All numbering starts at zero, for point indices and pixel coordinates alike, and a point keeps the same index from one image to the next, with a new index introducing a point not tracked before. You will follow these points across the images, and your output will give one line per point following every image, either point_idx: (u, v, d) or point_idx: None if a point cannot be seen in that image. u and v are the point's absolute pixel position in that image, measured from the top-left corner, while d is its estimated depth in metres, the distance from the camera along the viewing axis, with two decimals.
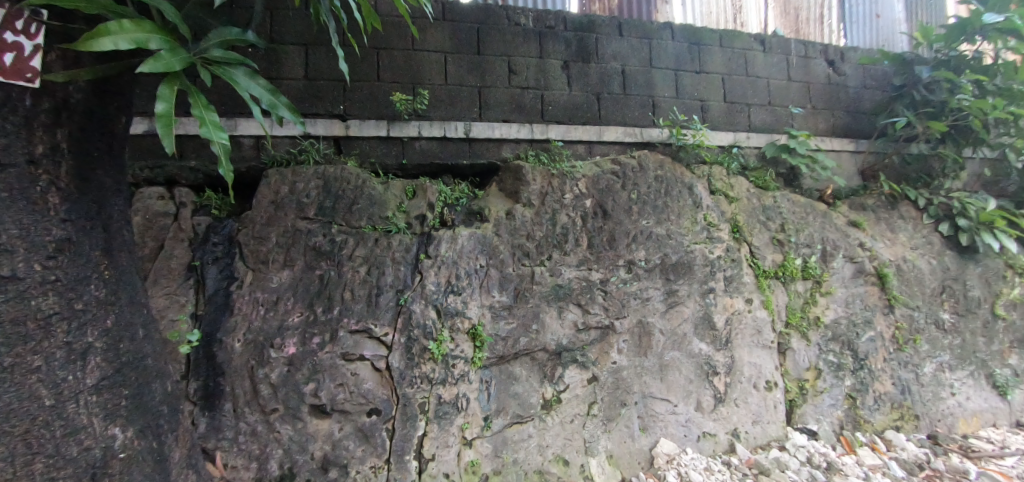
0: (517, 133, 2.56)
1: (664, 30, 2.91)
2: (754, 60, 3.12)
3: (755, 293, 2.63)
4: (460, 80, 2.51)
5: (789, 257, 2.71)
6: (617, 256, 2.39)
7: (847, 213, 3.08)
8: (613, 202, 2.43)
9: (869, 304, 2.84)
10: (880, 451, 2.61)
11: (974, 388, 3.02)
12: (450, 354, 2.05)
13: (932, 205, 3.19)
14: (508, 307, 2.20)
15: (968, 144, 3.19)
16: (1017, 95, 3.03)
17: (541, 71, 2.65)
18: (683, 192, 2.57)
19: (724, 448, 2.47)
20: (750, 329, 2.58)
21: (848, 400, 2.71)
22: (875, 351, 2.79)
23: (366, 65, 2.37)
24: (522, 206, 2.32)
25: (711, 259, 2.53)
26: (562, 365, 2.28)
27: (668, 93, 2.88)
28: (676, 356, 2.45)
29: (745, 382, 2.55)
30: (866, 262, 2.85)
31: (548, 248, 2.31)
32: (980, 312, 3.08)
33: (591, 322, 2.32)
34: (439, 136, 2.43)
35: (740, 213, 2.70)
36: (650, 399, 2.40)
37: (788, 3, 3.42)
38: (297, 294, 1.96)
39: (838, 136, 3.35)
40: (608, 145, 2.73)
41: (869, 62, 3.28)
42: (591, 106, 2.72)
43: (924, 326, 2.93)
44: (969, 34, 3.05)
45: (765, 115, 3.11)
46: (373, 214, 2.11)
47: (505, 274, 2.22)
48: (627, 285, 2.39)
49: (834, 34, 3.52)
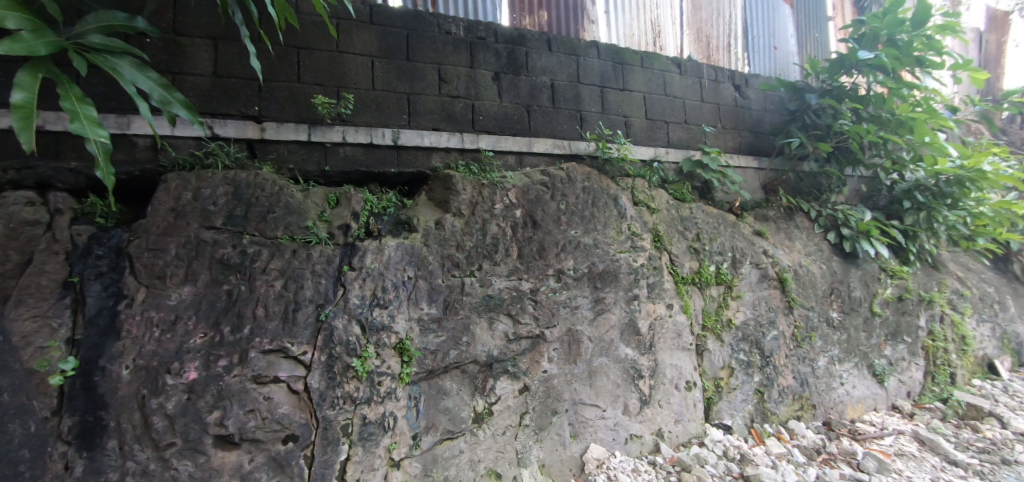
0: (448, 142, 2.52)
1: (591, 48, 3.02)
2: (671, 81, 3.33)
3: (675, 298, 2.77)
4: (388, 86, 2.43)
5: (704, 264, 2.89)
6: (546, 266, 2.42)
7: (752, 223, 3.35)
8: (542, 212, 2.46)
9: (772, 306, 3.10)
10: (784, 440, 2.84)
11: (859, 377, 3.40)
12: (375, 371, 1.95)
13: (822, 217, 3.57)
14: (437, 320, 2.14)
15: (848, 164, 3.61)
16: (885, 122, 3.46)
17: (472, 81, 2.64)
18: (609, 203, 2.66)
19: (650, 449, 2.56)
20: (671, 333, 2.71)
21: (757, 395, 2.93)
22: (778, 349, 3.05)
23: (284, 66, 2.23)
24: (451, 216, 2.28)
25: (635, 267, 2.64)
26: (494, 376, 2.25)
27: (594, 108, 2.98)
28: (604, 362, 2.51)
29: (667, 383, 2.66)
30: (768, 268, 3.12)
31: (478, 258, 2.28)
32: (861, 310, 3.47)
33: (522, 332, 2.32)
34: (365, 142, 2.33)
35: (660, 223, 2.85)
36: (580, 406, 2.44)
37: (701, 30, 3.69)
38: (200, 312, 1.77)
39: (745, 154, 3.65)
40: (538, 156, 2.77)
41: (769, 88, 3.62)
42: (521, 117, 2.75)
43: (817, 325, 3.24)
44: (847, 68, 3.46)
45: (681, 132, 3.32)
46: (291, 224, 1.96)
47: (435, 286, 2.16)
48: (556, 294, 2.42)
49: (740, 61, 3.85)
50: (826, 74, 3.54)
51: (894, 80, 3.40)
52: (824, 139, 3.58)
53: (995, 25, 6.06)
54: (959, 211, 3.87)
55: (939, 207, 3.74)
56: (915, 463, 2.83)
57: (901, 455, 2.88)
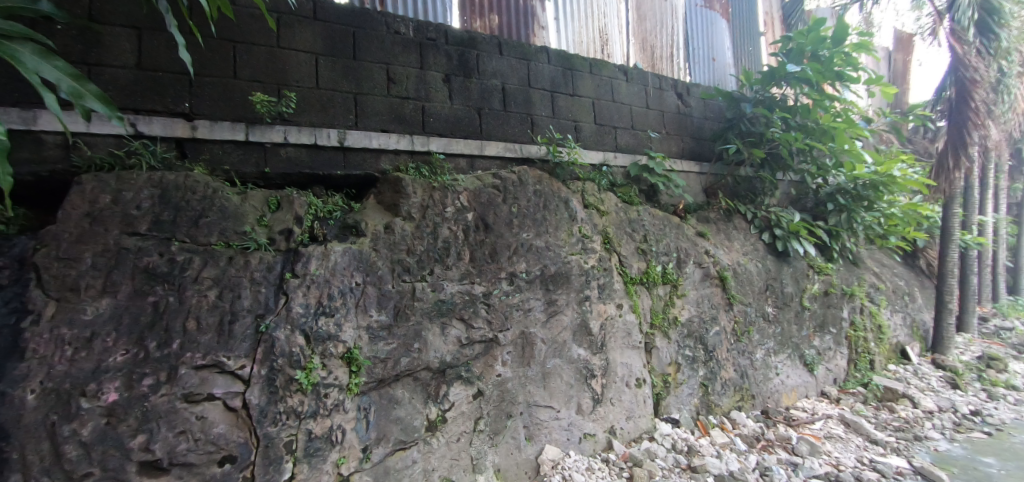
0: (397, 144, 2.46)
1: (541, 53, 3.04)
2: (618, 88, 3.42)
3: (624, 298, 2.83)
4: (333, 85, 2.34)
5: (651, 265, 2.98)
6: (499, 269, 2.41)
7: (695, 225, 3.50)
8: (494, 215, 2.45)
9: (714, 303, 3.24)
10: (727, 430, 2.98)
11: (792, 367, 3.62)
12: (321, 383, 1.86)
13: (757, 218, 3.78)
14: (387, 327, 2.08)
15: (779, 169, 3.84)
16: (811, 130, 3.70)
17: (422, 82, 2.59)
18: (560, 206, 2.69)
19: (603, 446, 2.60)
20: (621, 332, 2.77)
21: (702, 388, 3.05)
22: (720, 343, 3.19)
23: (218, 60, 2.08)
24: (401, 220, 2.22)
25: (586, 269, 2.68)
26: (447, 383, 2.21)
27: (545, 112, 3.01)
28: (557, 363, 2.52)
29: (618, 381, 2.72)
30: (710, 267, 3.26)
31: (429, 262, 2.24)
32: (793, 305, 3.71)
33: (475, 337, 2.29)
34: (308, 143, 2.22)
35: (610, 225, 2.91)
36: (534, 408, 2.44)
37: (646, 40, 3.82)
38: (121, 327, 1.61)
39: (687, 159, 3.81)
40: (489, 159, 2.76)
41: (708, 96, 3.80)
42: (473, 120, 2.72)
43: (754, 319, 3.43)
44: (777, 79, 3.70)
45: (628, 137, 3.41)
46: (227, 229, 1.85)
47: (384, 292, 2.09)
48: (509, 297, 2.41)
49: (682, 70, 4.02)
50: (758, 85, 3.78)
51: (818, 92, 3.66)
52: (758, 145, 3.81)
53: (901, 45, 6.68)
54: (874, 212, 4.23)
55: (858, 208, 4.07)
56: (842, 444, 3.05)
57: (830, 438, 3.09)
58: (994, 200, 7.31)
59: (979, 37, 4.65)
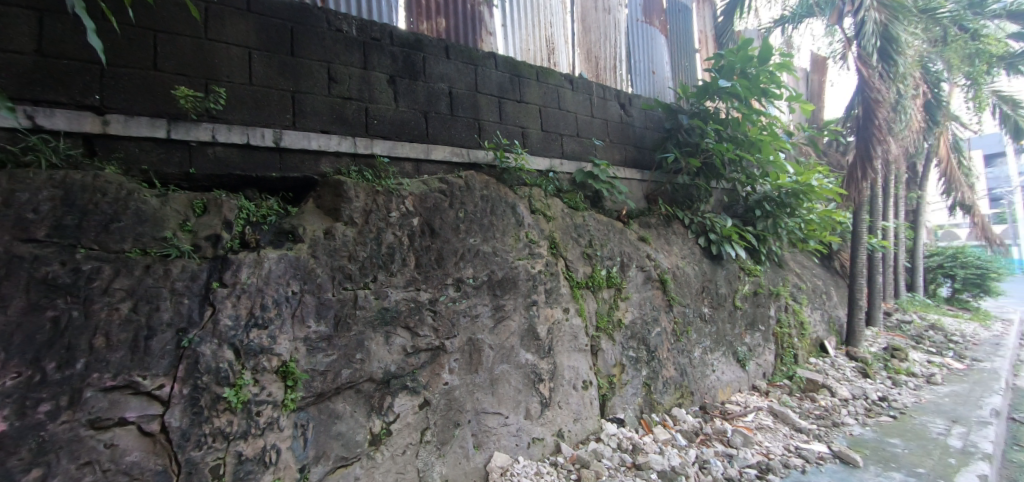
0: (338, 146, 2.35)
1: (489, 58, 3.04)
2: (564, 96, 3.47)
3: (571, 302, 2.86)
4: (268, 82, 2.21)
5: (596, 269, 3.04)
6: (445, 275, 2.36)
7: (637, 230, 3.61)
8: (440, 221, 2.40)
9: (656, 305, 3.35)
10: (669, 427, 3.08)
11: (727, 364, 3.81)
12: (253, 400, 1.74)
13: (694, 223, 3.97)
14: (327, 338, 1.97)
15: (713, 177, 4.06)
16: (740, 142, 3.93)
17: (365, 83, 2.50)
18: (507, 212, 2.68)
19: (551, 450, 2.61)
20: (568, 336, 2.80)
21: (645, 388, 3.15)
22: (661, 344, 3.31)
23: (137, 50, 1.91)
24: (343, 225, 2.12)
25: (533, 274, 2.68)
26: (392, 393, 2.13)
27: (492, 117, 3.01)
28: (505, 368, 2.51)
29: (566, 384, 2.74)
30: (651, 271, 3.38)
31: (372, 269, 2.15)
32: (726, 305, 3.91)
33: (421, 345, 2.23)
34: (240, 143, 2.08)
35: (556, 230, 2.94)
36: (482, 415, 2.40)
37: (591, 50, 3.92)
38: (11, 348, 1.40)
39: (629, 167, 3.93)
40: (436, 164, 2.71)
41: (649, 107, 3.96)
42: (419, 123, 2.67)
43: (692, 319, 3.58)
44: (710, 94, 3.91)
45: (574, 144, 3.47)
46: (143, 235, 1.68)
47: (324, 301, 1.99)
48: (456, 303, 2.37)
49: (624, 82, 4.16)
50: (694, 98, 3.98)
51: (746, 107, 3.85)
52: (694, 155, 4.01)
53: (817, 66, 7.28)
54: (797, 218, 4.56)
55: (781, 215, 4.38)
56: (771, 434, 3.24)
57: (761, 429, 3.28)
58: (894, 207, 8.13)
59: (881, 62, 5.14)
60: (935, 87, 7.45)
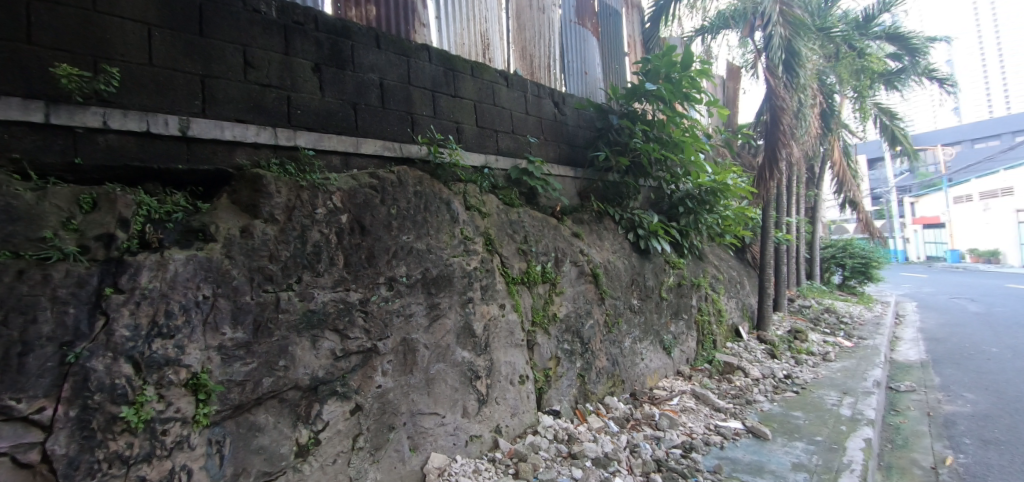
0: (257, 137, 2.17)
1: (422, 50, 2.95)
2: (499, 92, 3.46)
3: (507, 298, 2.85)
4: (173, 64, 1.99)
5: (531, 265, 3.06)
6: (377, 274, 2.27)
7: (571, 226, 3.68)
8: (370, 217, 2.30)
9: (588, 299, 3.44)
10: (602, 415, 3.19)
11: (654, 352, 4.01)
12: (157, 418, 1.57)
13: (623, 219, 4.12)
14: (245, 345, 1.83)
15: (640, 175, 4.24)
16: (665, 142, 4.12)
17: (286, 70, 2.33)
18: (442, 208, 2.62)
19: (488, 446, 2.60)
20: (504, 332, 2.79)
21: (579, 379, 3.23)
22: (594, 336, 3.40)
23: (5, 18, 1.64)
24: (262, 222, 1.97)
25: (469, 271, 2.64)
26: (320, 400, 2.01)
27: (426, 111, 2.93)
28: (441, 368, 2.45)
29: (503, 380, 2.74)
30: (584, 266, 3.46)
31: (297, 269, 2.02)
32: (653, 296, 4.11)
33: (351, 348, 2.12)
34: (138, 130, 1.86)
35: (491, 227, 2.92)
36: (418, 416, 2.34)
37: (525, 48, 3.93)
38: None
39: (563, 164, 4.00)
40: (366, 158, 2.59)
41: (582, 107, 4.05)
42: (347, 115, 2.54)
43: (623, 311, 3.72)
44: (638, 96, 4.06)
45: (508, 141, 3.47)
46: (15, 234, 1.45)
47: (240, 305, 1.83)
48: (389, 303, 2.28)
49: (558, 80, 4.22)
50: (623, 99, 4.12)
51: (670, 110, 4.03)
52: (624, 154, 4.15)
53: (732, 74, 7.83)
54: (715, 214, 4.88)
55: (701, 211, 4.67)
56: (694, 415, 3.45)
57: (685, 411, 3.48)
58: (796, 204, 8.96)
59: (786, 73, 5.61)
60: (829, 97, 8.28)
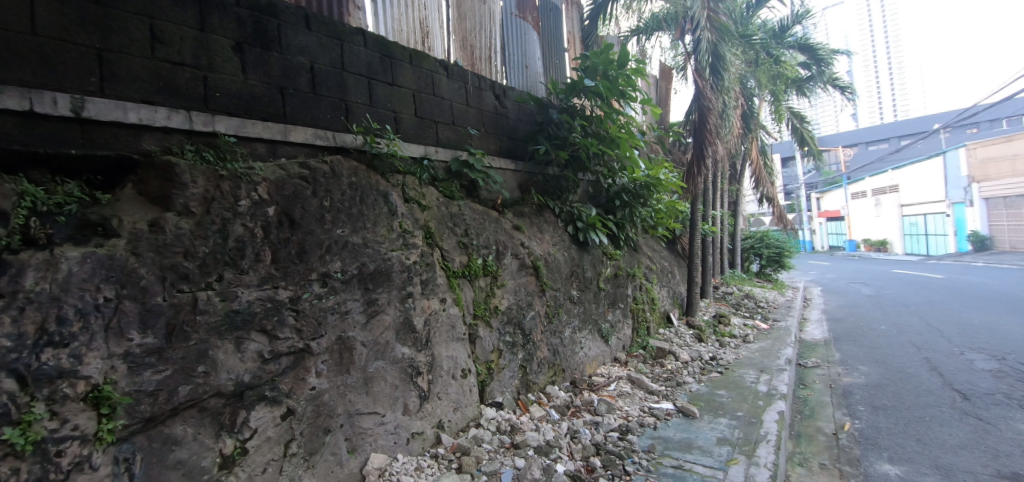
0: (167, 121, 1.96)
1: (357, 35, 2.79)
2: (438, 83, 3.37)
3: (447, 292, 2.80)
4: (63, 34, 1.77)
5: (472, 258, 3.02)
6: (309, 270, 2.14)
7: (512, 219, 3.68)
8: (301, 210, 2.16)
9: (530, 291, 3.46)
10: (543, 404, 3.24)
11: (593, 340, 4.13)
12: (50, 438, 1.42)
13: (563, 212, 4.18)
14: (157, 352, 1.66)
15: (579, 169, 4.31)
16: (602, 137, 4.21)
17: (202, 48, 2.13)
18: (379, 200, 2.50)
19: (431, 442, 2.55)
20: (446, 326, 2.74)
21: (521, 370, 3.25)
22: (535, 327, 3.43)
23: None
24: (174, 215, 1.80)
25: (408, 265, 2.55)
26: (246, 407, 1.87)
27: (360, 99, 2.79)
28: (380, 365, 2.36)
29: (444, 375, 2.69)
30: (525, 258, 3.47)
31: (217, 266, 1.86)
32: (592, 287, 4.22)
33: (281, 349, 1.99)
34: (19, 109, 1.63)
35: (431, 220, 2.84)
36: (356, 417, 2.24)
37: (466, 38, 3.86)
38: None
39: (503, 157, 3.98)
40: (295, 146, 2.42)
41: (523, 100, 4.03)
42: (273, 100, 2.36)
43: (563, 302, 3.79)
44: (577, 92, 4.11)
45: (448, 133, 3.40)
46: None
47: (150, 308, 1.66)
48: (322, 300, 2.16)
49: (499, 73, 4.18)
50: (563, 94, 4.16)
51: (607, 106, 4.10)
52: (563, 148, 4.20)
53: (665, 74, 8.16)
54: (649, 207, 5.08)
55: (636, 204, 4.84)
56: (630, 399, 3.59)
57: (621, 395, 3.61)
58: (720, 198, 9.56)
59: (713, 75, 5.90)
60: (749, 100, 8.88)
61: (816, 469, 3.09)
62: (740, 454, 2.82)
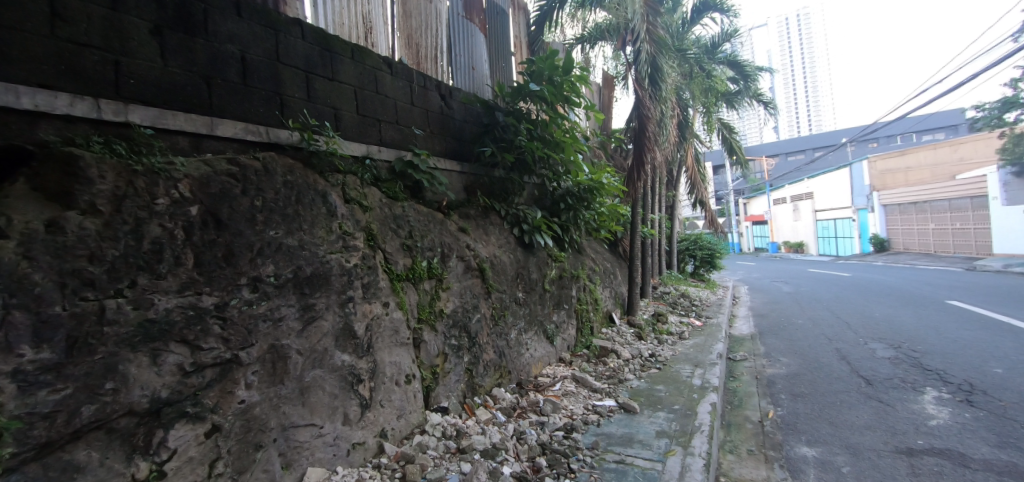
0: (70, 109, 1.76)
1: (294, 26, 2.64)
2: (382, 80, 3.26)
3: (390, 296, 2.71)
4: None
5: (416, 260, 2.94)
6: (237, 274, 1.99)
7: (458, 221, 3.63)
8: (229, 210, 2.00)
9: (475, 293, 3.42)
10: (489, 407, 3.21)
11: (539, 342, 4.15)
12: None
13: (509, 214, 4.19)
14: (54, 368, 1.48)
15: (524, 171, 4.33)
16: (547, 141, 4.26)
17: (113, 30, 1.93)
18: (317, 200, 2.38)
19: (373, 452, 2.45)
20: (389, 331, 2.65)
21: (467, 373, 3.21)
22: (481, 329, 3.40)
23: None
24: (77, 214, 1.63)
25: (348, 268, 2.43)
26: (163, 425, 1.71)
27: (297, 93, 2.64)
28: (318, 374, 2.23)
29: (387, 381, 2.59)
30: (471, 261, 3.43)
31: (129, 270, 1.69)
32: (537, 288, 4.25)
33: (204, 361, 1.83)
34: None
35: (373, 221, 2.74)
36: (291, 430, 2.11)
37: (411, 36, 3.77)
38: None
39: (449, 159, 3.92)
40: (224, 141, 2.24)
41: (469, 101, 3.99)
42: (197, 89, 2.18)
43: (509, 304, 3.78)
44: (523, 95, 4.13)
45: (392, 132, 3.30)
46: None
47: (46, 319, 1.49)
48: (252, 307, 2.01)
49: (445, 73, 4.11)
50: (509, 97, 4.17)
51: (552, 110, 4.15)
52: (509, 150, 4.21)
53: (608, 82, 8.42)
54: (592, 210, 5.20)
55: (579, 207, 4.93)
56: (574, 397, 3.66)
57: (567, 395, 3.66)
58: (658, 202, 9.99)
59: (653, 85, 6.14)
60: (685, 110, 9.36)
61: (744, 455, 3.29)
62: (677, 445, 2.94)
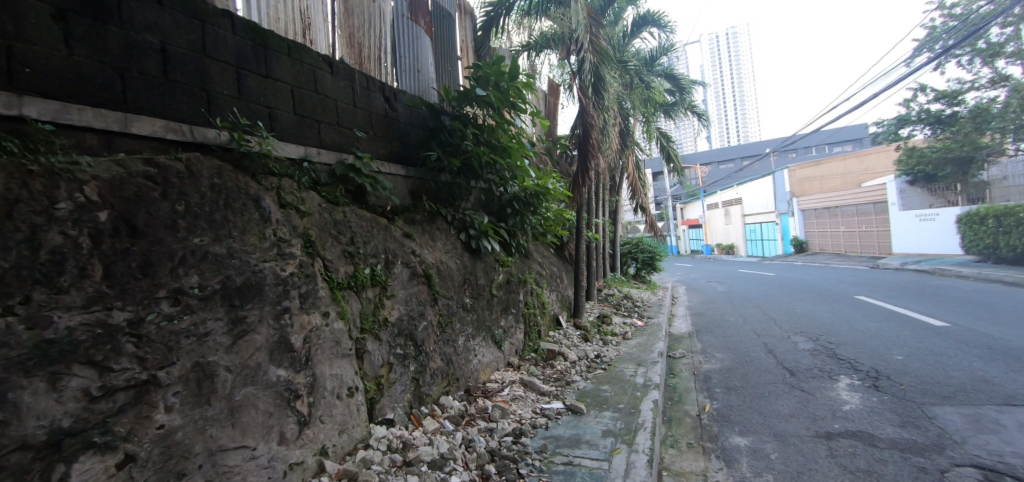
0: None
1: (223, 18, 2.47)
2: (322, 79, 3.12)
3: (331, 305, 2.57)
4: None
5: (358, 268, 2.82)
6: (155, 286, 1.81)
7: (402, 226, 3.53)
8: (145, 216, 1.83)
9: (421, 300, 3.33)
10: (437, 416, 3.13)
11: (487, 347, 4.12)
12: None
13: (455, 219, 4.13)
14: None
15: (471, 176, 4.29)
16: (493, 146, 4.25)
17: (4, 11, 1.71)
18: (248, 205, 2.23)
19: (313, 472, 2.31)
20: (329, 342, 2.52)
21: (413, 383, 3.12)
22: (427, 337, 3.32)
23: None
24: None
25: (284, 277, 2.28)
26: (64, 459, 1.52)
27: (227, 90, 2.47)
28: (250, 392, 2.08)
29: (328, 395, 2.46)
30: (416, 267, 3.34)
31: (22, 284, 1.50)
32: (484, 294, 4.21)
33: (116, 383, 1.65)
34: None
35: (311, 227, 2.59)
36: (218, 455, 1.94)
37: (353, 35, 3.65)
38: None
39: (393, 162, 3.81)
40: (142, 140, 2.05)
41: (413, 104, 3.91)
42: (108, 82, 1.98)
43: (456, 311, 3.72)
44: (469, 100, 4.07)
45: (332, 133, 3.16)
46: None
47: None
48: (173, 321, 1.84)
49: (389, 75, 4.00)
50: (455, 101, 4.11)
51: (498, 115, 4.12)
52: (455, 154, 4.15)
53: (553, 90, 8.56)
54: (539, 215, 5.24)
55: (526, 212, 4.94)
56: (523, 402, 3.65)
57: (514, 399, 3.65)
58: (602, 206, 10.28)
59: (596, 93, 6.28)
60: (626, 119, 9.68)
61: (684, 448, 3.42)
62: (622, 443, 3.01)
